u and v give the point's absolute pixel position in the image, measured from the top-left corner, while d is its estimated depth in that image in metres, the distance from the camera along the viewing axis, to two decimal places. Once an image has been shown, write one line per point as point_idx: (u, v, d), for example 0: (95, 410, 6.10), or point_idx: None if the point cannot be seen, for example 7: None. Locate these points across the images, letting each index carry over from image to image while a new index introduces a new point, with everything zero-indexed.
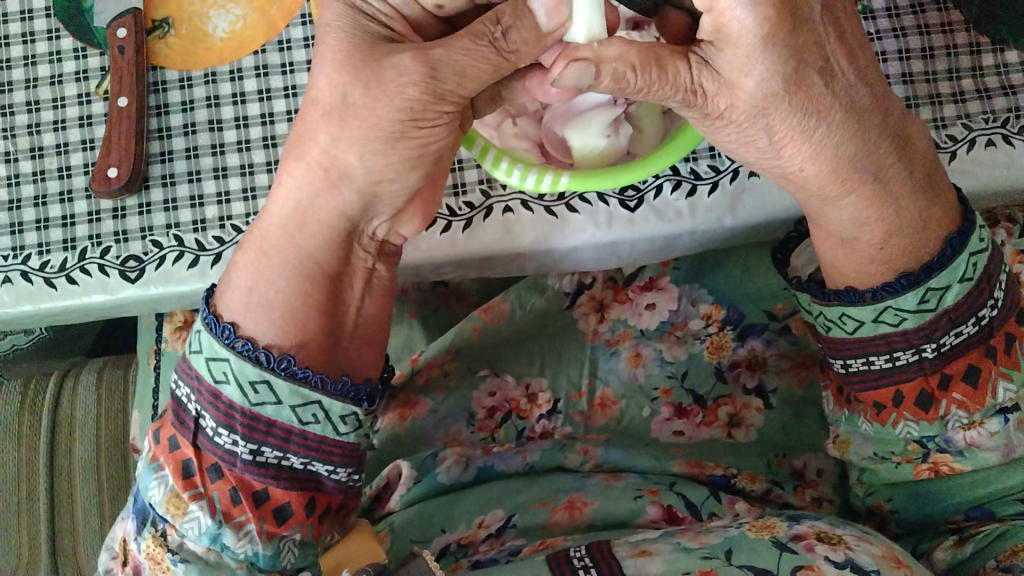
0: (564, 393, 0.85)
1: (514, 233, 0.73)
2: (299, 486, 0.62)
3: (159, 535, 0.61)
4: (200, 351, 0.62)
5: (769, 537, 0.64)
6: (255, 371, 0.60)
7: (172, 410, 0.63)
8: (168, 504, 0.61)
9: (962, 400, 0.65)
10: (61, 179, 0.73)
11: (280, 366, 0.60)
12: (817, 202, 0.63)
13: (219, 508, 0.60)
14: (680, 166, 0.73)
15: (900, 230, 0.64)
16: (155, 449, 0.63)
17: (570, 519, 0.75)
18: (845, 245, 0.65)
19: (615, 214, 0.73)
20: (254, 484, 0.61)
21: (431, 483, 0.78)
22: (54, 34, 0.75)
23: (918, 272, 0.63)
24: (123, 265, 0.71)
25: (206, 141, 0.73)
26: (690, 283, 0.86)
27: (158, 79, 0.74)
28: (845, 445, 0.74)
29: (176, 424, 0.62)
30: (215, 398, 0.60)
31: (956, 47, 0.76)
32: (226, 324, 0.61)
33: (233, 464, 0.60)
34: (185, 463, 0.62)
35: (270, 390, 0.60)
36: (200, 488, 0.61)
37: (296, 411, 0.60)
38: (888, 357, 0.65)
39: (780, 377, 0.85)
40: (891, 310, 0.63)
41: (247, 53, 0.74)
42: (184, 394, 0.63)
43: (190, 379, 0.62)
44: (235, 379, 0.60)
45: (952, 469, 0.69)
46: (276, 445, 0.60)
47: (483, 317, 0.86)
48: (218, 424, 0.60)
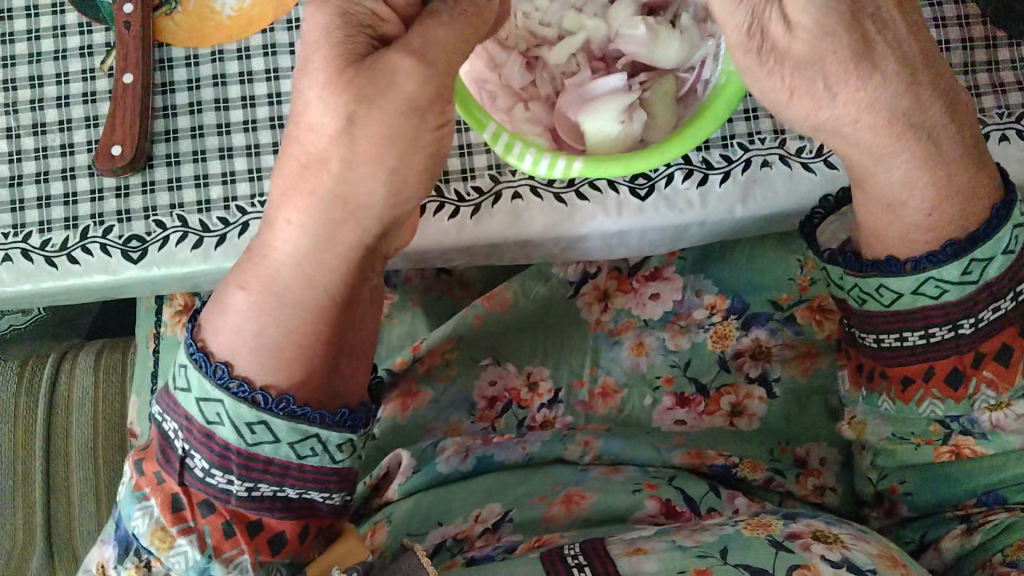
0: (566, 381, 0.84)
1: (523, 220, 0.72)
2: (296, 515, 0.62)
3: (142, 566, 0.61)
4: (189, 389, 0.59)
5: (765, 534, 0.64)
6: (252, 413, 0.58)
7: (159, 444, 0.61)
8: (153, 536, 0.60)
9: (992, 380, 0.62)
10: (64, 156, 0.72)
11: (278, 406, 0.58)
12: (870, 161, 0.59)
13: (208, 543, 0.60)
14: (692, 156, 0.72)
15: (950, 197, 0.60)
16: (139, 478, 0.62)
17: (567, 512, 0.75)
18: (890, 211, 0.61)
19: (625, 202, 0.72)
20: (249, 514, 0.60)
21: (429, 473, 0.78)
22: (58, 8, 0.73)
23: (961, 242, 0.60)
24: (125, 245, 0.70)
25: (212, 120, 0.72)
26: (696, 273, 0.85)
27: (164, 57, 0.73)
28: (861, 427, 0.72)
29: (163, 459, 0.61)
30: (209, 439, 0.58)
31: (972, 40, 0.76)
32: (221, 364, 0.59)
33: (227, 501, 0.60)
34: (173, 498, 0.60)
35: (267, 429, 0.58)
36: (190, 522, 0.60)
37: (295, 447, 0.59)
38: (923, 332, 0.62)
39: (783, 367, 0.84)
40: (932, 282, 0.60)
41: (255, 32, 0.73)
42: (171, 430, 0.60)
43: (179, 417, 0.60)
44: (230, 421, 0.58)
45: (974, 452, 0.68)
46: (272, 481, 0.60)
47: (486, 304, 0.84)
48: (211, 465, 0.59)
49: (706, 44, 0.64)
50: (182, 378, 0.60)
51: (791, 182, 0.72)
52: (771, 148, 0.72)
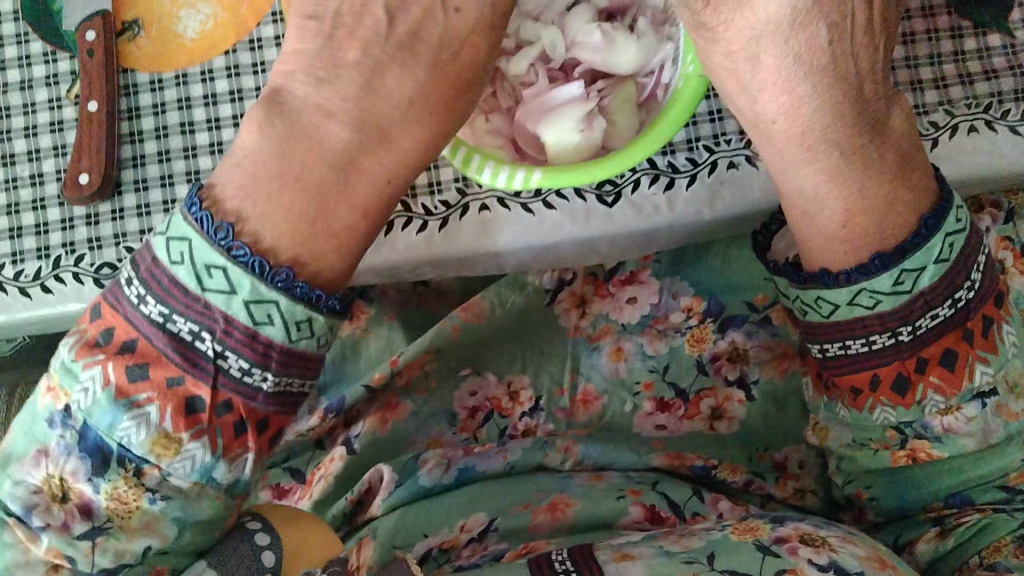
0: (547, 390, 0.85)
1: (491, 232, 0.72)
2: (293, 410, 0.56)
3: (132, 475, 0.51)
4: (198, 267, 0.51)
5: (752, 540, 0.63)
6: (304, 310, 0.52)
7: (167, 345, 0.51)
8: (156, 443, 0.51)
9: (939, 385, 0.61)
10: (33, 187, 0.72)
11: (324, 303, 0.53)
12: (782, 165, 0.60)
13: (220, 444, 0.52)
14: (657, 160, 0.72)
15: (864, 209, 0.58)
16: (123, 380, 0.51)
17: (552, 519, 0.74)
18: (805, 217, 0.60)
19: (592, 210, 0.72)
20: (263, 413, 0.54)
21: (412, 486, 0.78)
22: (22, 38, 0.74)
23: (888, 252, 0.58)
24: (98, 273, 0.71)
25: (178, 144, 0.73)
26: (672, 275, 0.85)
27: (129, 82, 0.73)
28: (824, 432, 0.73)
29: (180, 362, 0.51)
30: (251, 338, 0.51)
31: (937, 31, 0.75)
32: (242, 243, 0.51)
33: (252, 398, 0.53)
34: (190, 399, 0.52)
35: (311, 326, 0.52)
36: (204, 424, 0.52)
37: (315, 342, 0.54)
38: (863, 341, 0.60)
39: (761, 368, 0.83)
40: (866, 292, 0.58)
41: (218, 54, 0.73)
42: (180, 326, 0.51)
43: (192, 311, 0.51)
44: (280, 320, 0.51)
45: (930, 455, 0.66)
46: (300, 378, 0.54)
47: (463, 316, 0.84)
48: (250, 364, 0.52)
49: (665, 48, 0.64)
50: (179, 251, 0.51)
51: (759, 183, 0.72)
52: (737, 149, 0.72)
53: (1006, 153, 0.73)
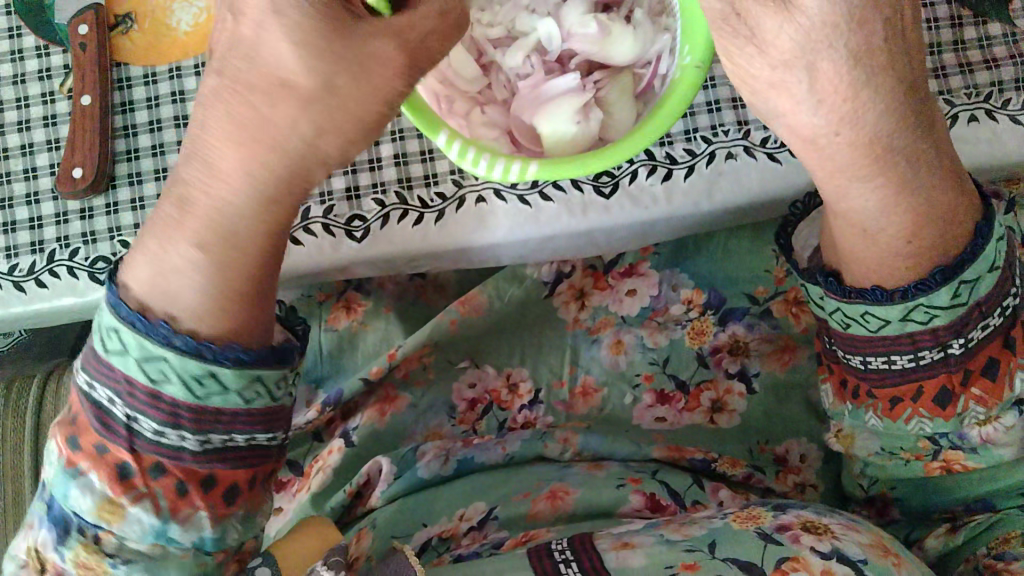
0: (546, 382, 0.84)
1: (487, 224, 0.72)
2: (248, 464, 0.55)
3: (90, 543, 0.53)
4: (124, 350, 0.52)
5: (753, 528, 0.63)
6: (198, 366, 0.51)
7: (91, 417, 0.53)
8: (101, 510, 0.52)
9: (981, 397, 0.61)
10: (27, 181, 0.72)
11: (223, 356, 0.52)
12: (843, 181, 0.55)
13: (164, 507, 0.53)
14: (654, 151, 0.72)
15: (929, 222, 0.57)
16: (72, 452, 0.53)
17: (552, 508, 0.74)
18: (866, 236, 0.58)
19: (589, 202, 0.71)
20: (202, 471, 0.53)
21: (412, 477, 0.77)
22: (15, 32, 0.73)
23: (949, 266, 0.57)
24: (92, 267, 0.70)
25: (172, 137, 0.72)
26: (671, 267, 0.85)
27: (121, 76, 0.73)
28: (849, 439, 0.70)
29: (100, 428, 0.52)
30: (154, 399, 0.52)
31: (937, 21, 0.75)
32: (162, 321, 0.52)
33: (180, 458, 0.53)
34: (120, 467, 0.52)
35: (216, 381, 0.52)
36: (141, 488, 0.52)
37: (242, 394, 0.53)
38: (912, 355, 0.60)
39: (762, 362, 0.83)
40: (921, 308, 0.58)
41: (212, 47, 0.73)
42: (104, 397, 0.52)
43: (111, 382, 0.52)
44: (176, 377, 0.51)
45: (965, 467, 0.66)
46: (223, 430, 0.53)
47: (460, 310, 0.84)
48: (160, 424, 0.52)
49: (662, 38, 0.63)
50: (112, 341, 0.52)
51: (757, 174, 0.71)
52: (735, 140, 0.72)
53: (1006, 144, 0.73)
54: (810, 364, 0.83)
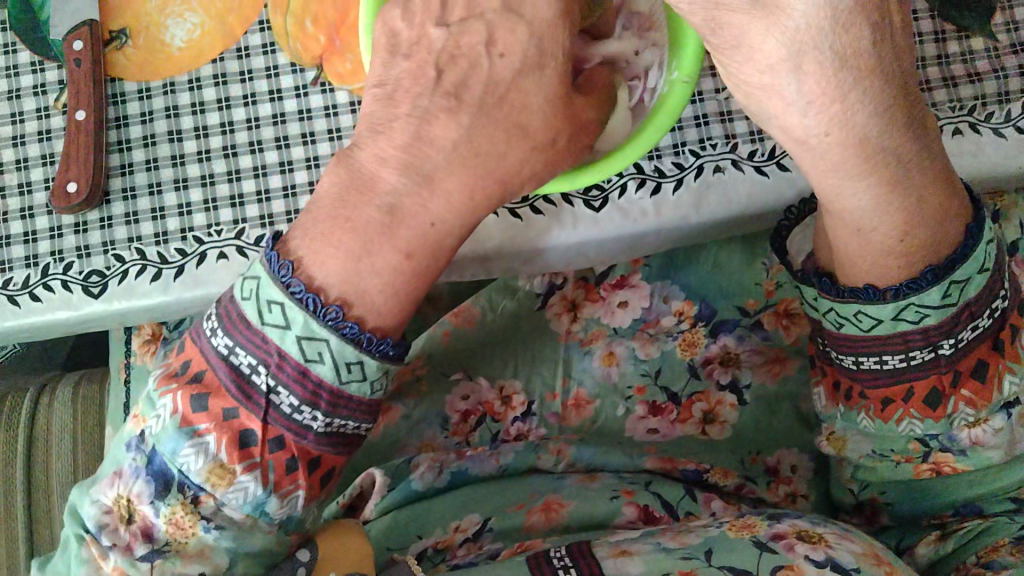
0: (539, 395, 0.85)
1: (478, 236, 0.72)
2: (347, 447, 0.59)
3: (189, 502, 0.56)
4: (285, 325, 0.54)
5: (749, 536, 0.64)
6: (355, 353, 0.54)
7: (229, 380, 0.55)
8: (212, 473, 0.56)
9: (970, 398, 0.61)
10: (22, 196, 0.72)
11: (376, 347, 0.56)
12: (835, 180, 0.55)
13: (271, 479, 0.56)
14: (643, 164, 0.72)
15: (920, 222, 0.57)
16: (190, 412, 0.56)
17: (546, 520, 0.74)
18: (858, 233, 0.58)
19: (579, 214, 0.72)
20: (314, 452, 0.57)
21: (405, 491, 0.78)
22: (9, 48, 0.74)
23: (939, 265, 0.57)
24: (86, 280, 0.71)
25: (166, 152, 0.73)
26: (662, 279, 0.85)
27: (116, 91, 0.73)
28: (840, 443, 0.70)
29: (240, 397, 0.55)
30: (303, 376, 0.54)
31: (921, 35, 0.75)
32: (331, 306, 0.55)
33: (303, 437, 0.56)
34: (244, 433, 0.56)
35: (360, 368, 0.55)
36: (256, 458, 0.56)
37: (370, 383, 0.56)
38: (903, 356, 0.60)
39: (753, 373, 0.84)
40: (913, 308, 0.58)
41: (205, 63, 0.74)
42: (245, 363, 0.55)
43: (257, 351, 0.55)
44: (331, 360, 0.54)
45: (954, 468, 0.67)
46: (344, 416, 0.57)
47: (454, 321, 0.85)
48: (301, 401, 0.55)
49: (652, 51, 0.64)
50: (274, 315, 0.54)
51: (745, 187, 0.72)
52: (723, 153, 0.73)
53: (990, 156, 0.74)
54: (801, 376, 0.84)
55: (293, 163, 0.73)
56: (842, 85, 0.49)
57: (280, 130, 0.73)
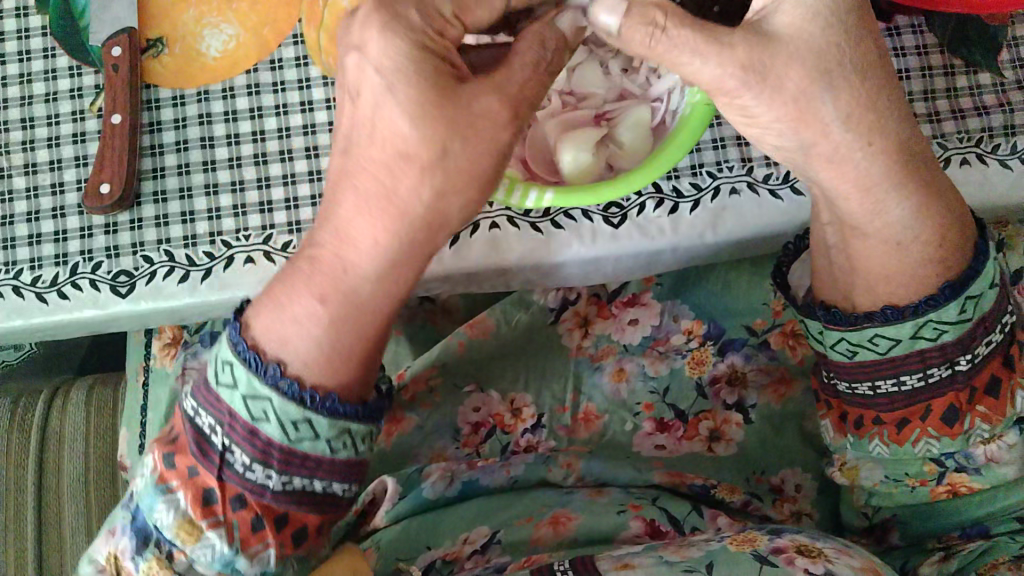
0: (548, 408, 0.86)
1: (500, 250, 0.74)
2: (317, 509, 0.61)
3: (164, 558, 0.60)
4: (231, 386, 0.58)
5: (750, 550, 0.65)
6: (298, 410, 0.57)
7: (191, 439, 0.59)
8: (180, 530, 0.59)
9: (985, 414, 0.64)
10: (54, 196, 0.74)
11: (324, 404, 0.58)
12: (878, 194, 0.60)
13: (236, 536, 0.59)
14: (662, 184, 0.75)
15: (947, 231, 0.62)
16: (165, 470, 0.60)
17: (554, 533, 0.76)
18: (895, 246, 0.62)
19: (599, 230, 0.74)
20: (278, 509, 0.60)
21: (416, 498, 0.80)
22: (49, 52, 0.76)
23: (956, 280, 0.62)
24: (114, 280, 0.72)
25: (198, 158, 0.75)
26: (673, 298, 0.87)
27: (151, 97, 0.75)
28: (853, 472, 0.72)
29: (199, 454, 0.59)
30: (252, 435, 0.57)
31: (930, 68, 0.78)
32: (280, 372, 0.58)
33: (261, 495, 0.59)
34: (205, 491, 0.59)
35: (310, 427, 0.57)
36: (220, 515, 0.59)
37: (331, 443, 0.58)
38: (921, 375, 0.63)
39: (759, 394, 0.86)
40: (931, 325, 0.61)
41: (239, 73, 0.76)
42: (206, 424, 0.59)
43: (213, 411, 0.59)
44: (277, 419, 0.57)
45: (970, 489, 0.69)
46: (305, 475, 0.59)
47: (468, 332, 0.87)
48: (252, 460, 0.58)
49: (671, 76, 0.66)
50: (225, 374, 0.58)
51: (759, 210, 0.75)
52: (739, 176, 0.75)
53: (996, 187, 0.76)
54: (806, 397, 0.85)
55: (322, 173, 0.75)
56: (872, 99, 0.56)
57: (310, 140, 0.75)
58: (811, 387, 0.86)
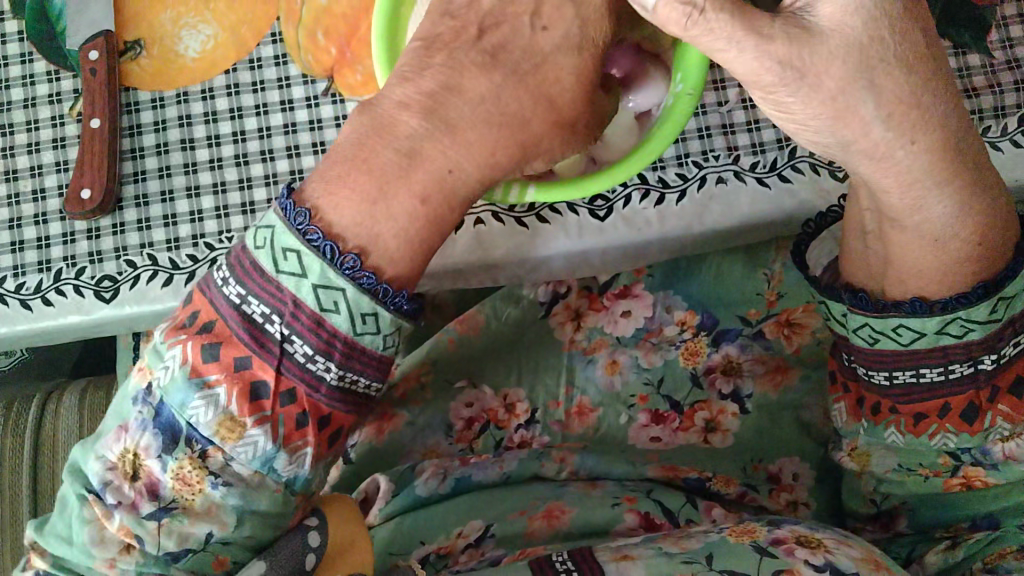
0: (542, 403, 0.86)
1: (484, 244, 0.74)
2: (358, 408, 0.57)
3: (196, 458, 0.54)
4: (298, 273, 0.52)
5: (749, 541, 0.64)
6: (369, 303, 0.52)
7: (241, 329, 0.53)
8: (221, 427, 0.53)
9: (1008, 413, 0.63)
10: (36, 202, 0.74)
11: (392, 300, 0.54)
12: (920, 194, 0.54)
13: (281, 433, 0.54)
14: (647, 175, 0.74)
15: (990, 230, 0.58)
16: (204, 362, 0.53)
17: (548, 526, 0.75)
18: (936, 243, 0.58)
19: (584, 224, 0.73)
20: (324, 407, 0.55)
21: (408, 496, 0.79)
22: (27, 58, 0.75)
23: (989, 281, 0.59)
24: (98, 285, 0.72)
25: (179, 160, 0.74)
26: (665, 289, 0.86)
27: (131, 100, 0.75)
28: (865, 458, 0.72)
29: (251, 343, 0.53)
30: (316, 326, 0.52)
31: None
32: (348, 253, 0.52)
33: (316, 390, 0.54)
34: (255, 385, 0.54)
35: (374, 321, 0.53)
36: (268, 411, 0.54)
37: (386, 339, 0.54)
38: (942, 369, 0.61)
39: (755, 383, 0.85)
40: (959, 321, 0.59)
41: (218, 74, 0.75)
42: (258, 311, 0.53)
43: (270, 299, 0.52)
44: (346, 310, 0.52)
45: (984, 483, 0.68)
46: (359, 371, 0.54)
47: (458, 328, 0.87)
48: (314, 351, 0.53)
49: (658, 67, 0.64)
50: (289, 262, 0.52)
51: (748, 197, 0.74)
52: (725, 165, 0.74)
53: None
54: (802, 385, 0.85)
55: (304, 172, 0.74)
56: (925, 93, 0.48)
57: (291, 139, 0.74)
58: (807, 375, 0.85)
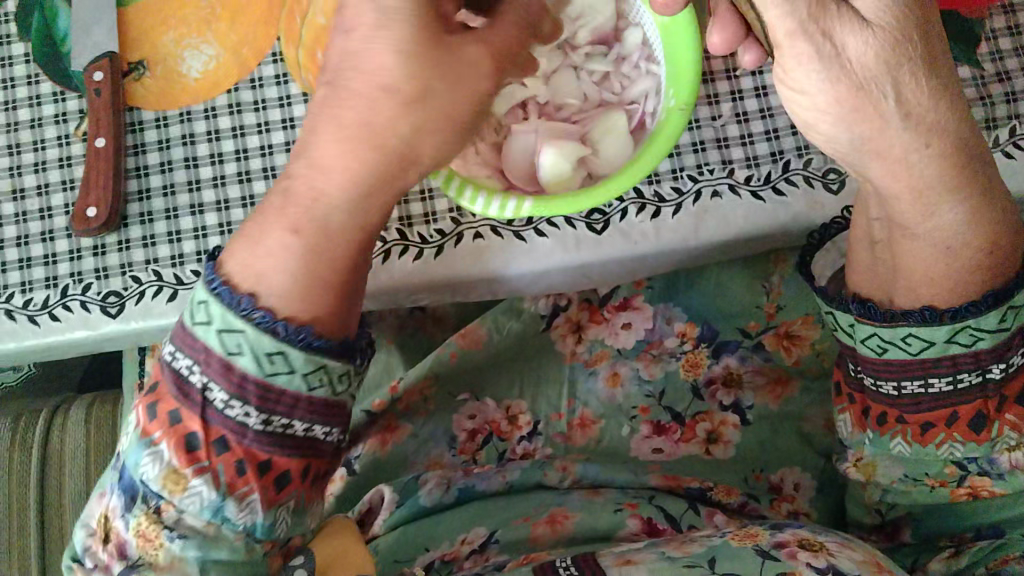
0: (544, 415, 0.86)
1: (483, 258, 0.74)
2: (301, 453, 0.60)
3: (152, 512, 0.58)
4: (207, 322, 0.57)
5: (752, 545, 0.65)
6: (272, 342, 0.57)
7: (172, 387, 0.58)
8: (166, 479, 0.57)
9: (1016, 423, 0.63)
10: (42, 220, 0.75)
11: (297, 336, 0.58)
12: (931, 202, 0.56)
13: (222, 482, 0.57)
14: (643, 189, 0.74)
15: (999, 240, 0.59)
16: (148, 423, 0.58)
17: (552, 532, 0.76)
18: (944, 251, 0.59)
19: (582, 237, 0.74)
20: (261, 454, 0.58)
21: (413, 505, 0.80)
22: (33, 79, 0.77)
23: (1000, 290, 0.60)
24: (104, 301, 0.73)
25: (183, 178, 0.75)
26: (664, 301, 0.87)
27: (135, 120, 0.76)
28: (870, 468, 0.71)
29: (179, 398, 0.57)
30: (227, 370, 0.57)
31: None
32: (303, 327, 0.58)
33: (243, 437, 0.57)
34: (188, 437, 0.57)
35: (285, 360, 0.57)
36: (205, 461, 0.57)
37: (308, 378, 0.58)
38: (950, 379, 0.62)
39: (755, 394, 0.85)
40: (969, 330, 0.60)
41: (220, 93, 0.77)
42: (184, 365, 0.58)
43: (219, 373, 0.57)
44: (251, 351, 0.57)
45: (991, 492, 0.68)
46: (284, 413, 0.58)
47: (460, 343, 0.86)
48: (229, 396, 0.57)
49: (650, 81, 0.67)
50: (201, 312, 0.58)
51: (745, 210, 0.74)
52: (720, 178, 0.75)
53: None
54: (803, 396, 0.85)
55: None
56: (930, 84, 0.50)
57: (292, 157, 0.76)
58: (807, 386, 0.86)
